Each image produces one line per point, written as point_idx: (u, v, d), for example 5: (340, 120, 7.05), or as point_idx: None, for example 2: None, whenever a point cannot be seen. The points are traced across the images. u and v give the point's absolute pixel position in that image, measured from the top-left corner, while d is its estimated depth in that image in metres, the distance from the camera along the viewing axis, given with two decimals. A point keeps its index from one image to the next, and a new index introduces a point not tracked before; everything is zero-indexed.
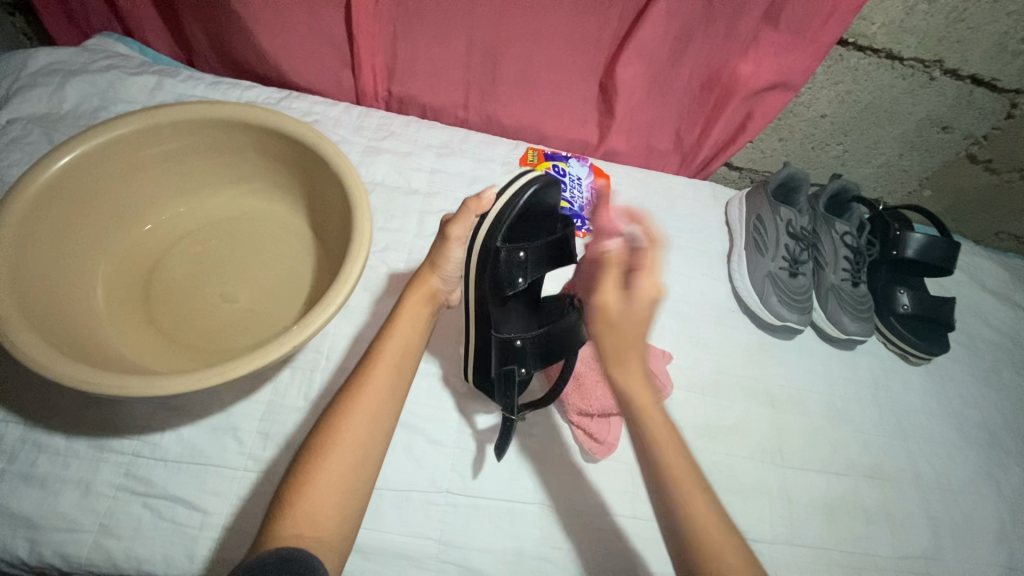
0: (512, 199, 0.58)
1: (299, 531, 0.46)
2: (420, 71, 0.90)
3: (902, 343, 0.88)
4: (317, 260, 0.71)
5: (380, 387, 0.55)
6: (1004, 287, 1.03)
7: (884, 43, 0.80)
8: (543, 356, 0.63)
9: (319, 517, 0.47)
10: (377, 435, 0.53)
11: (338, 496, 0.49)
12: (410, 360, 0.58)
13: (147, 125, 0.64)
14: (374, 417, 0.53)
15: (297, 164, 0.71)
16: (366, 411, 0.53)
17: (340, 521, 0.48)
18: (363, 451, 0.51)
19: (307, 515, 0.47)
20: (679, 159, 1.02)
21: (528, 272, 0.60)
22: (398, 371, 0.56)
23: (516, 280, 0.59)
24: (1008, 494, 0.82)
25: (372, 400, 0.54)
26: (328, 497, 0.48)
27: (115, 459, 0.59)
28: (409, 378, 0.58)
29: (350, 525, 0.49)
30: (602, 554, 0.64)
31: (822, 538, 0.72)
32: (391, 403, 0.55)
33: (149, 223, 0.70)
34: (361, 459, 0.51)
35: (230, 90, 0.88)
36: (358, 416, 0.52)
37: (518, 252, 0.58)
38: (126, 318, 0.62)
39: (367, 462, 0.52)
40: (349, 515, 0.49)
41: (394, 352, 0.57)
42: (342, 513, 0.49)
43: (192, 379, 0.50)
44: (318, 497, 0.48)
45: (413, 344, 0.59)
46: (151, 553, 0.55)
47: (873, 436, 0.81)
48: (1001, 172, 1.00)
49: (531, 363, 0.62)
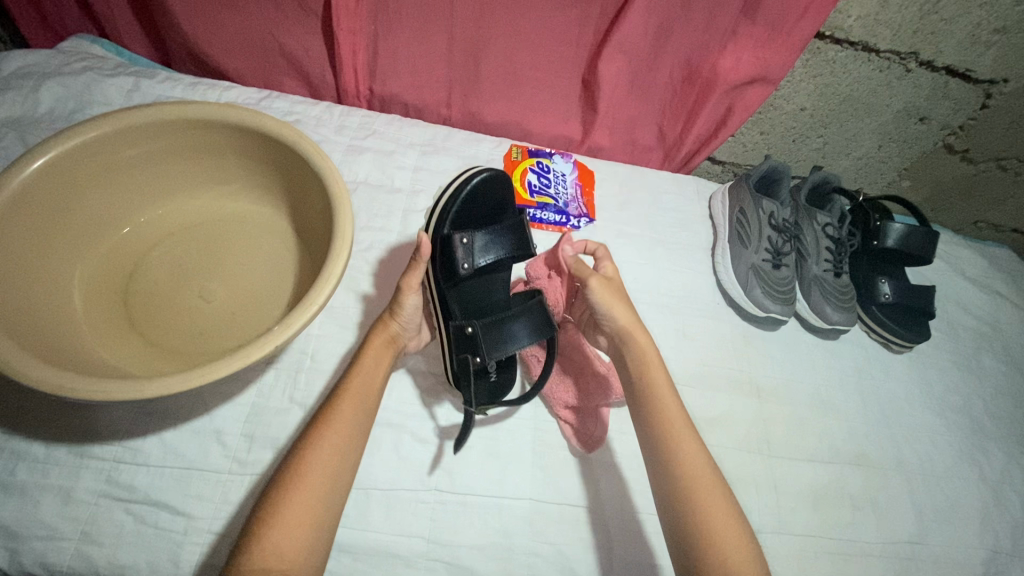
0: (450, 201, 0.67)
1: (266, 564, 0.45)
2: (402, 70, 0.89)
3: (885, 332, 0.89)
4: (300, 259, 0.71)
5: (347, 421, 0.55)
6: (981, 275, 1.05)
7: (860, 36, 0.81)
8: (498, 342, 0.61)
9: (288, 548, 0.46)
10: (343, 468, 0.53)
11: (309, 523, 0.48)
12: (374, 398, 0.59)
13: (120, 127, 0.62)
14: (344, 448, 0.53)
15: (278, 165, 0.71)
16: (335, 442, 0.53)
17: (308, 553, 0.47)
18: (332, 480, 0.51)
19: (276, 546, 0.46)
20: (662, 154, 1.03)
21: (474, 258, 0.64)
22: (365, 408, 0.57)
23: (462, 267, 0.64)
24: (991, 477, 0.83)
25: (340, 435, 0.54)
26: (296, 529, 0.47)
27: (96, 465, 0.58)
28: (373, 415, 0.58)
29: (315, 561, 0.48)
30: (592, 546, 0.64)
31: (809, 525, 0.72)
32: (358, 438, 0.55)
33: (128, 227, 0.69)
34: (328, 491, 0.51)
35: (209, 91, 0.88)
36: (324, 450, 0.52)
37: (460, 239, 0.64)
38: (103, 323, 0.61)
39: (333, 495, 0.51)
40: (317, 547, 0.48)
41: (358, 389, 0.58)
42: (313, 541, 0.48)
43: (172, 382, 0.49)
44: (289, 525, 0.47)
45: (376, 384, 0.59)
46: (134, 560, 0.54)
47: (857, 424, 0.82)
48: (978, 162, 1.02)
49: (486, 349, 0.61)
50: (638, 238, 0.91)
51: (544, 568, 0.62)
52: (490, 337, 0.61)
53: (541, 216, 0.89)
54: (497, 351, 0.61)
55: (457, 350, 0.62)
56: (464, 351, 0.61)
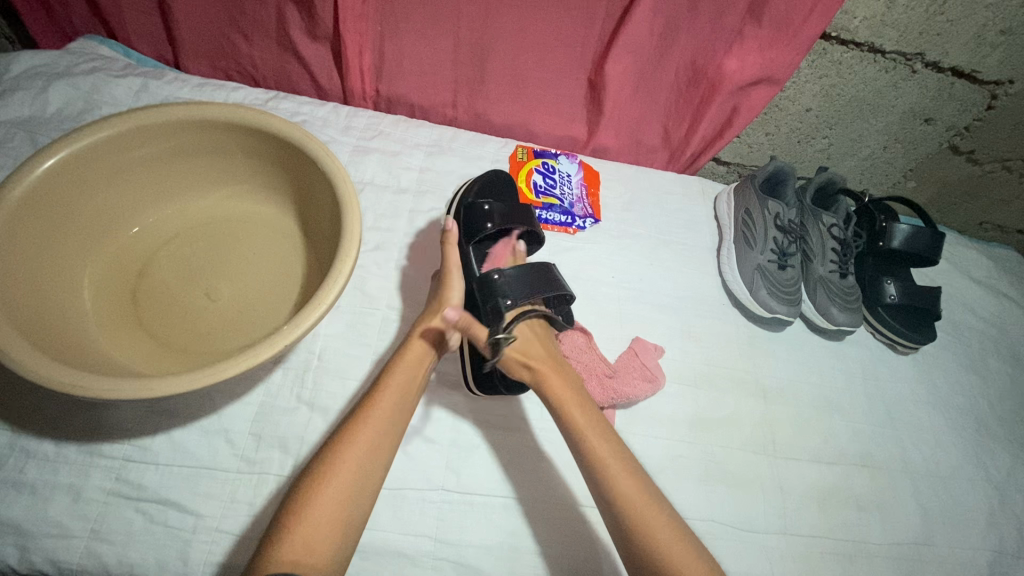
0: (461, 189, 0.77)
1: (294, 558, 0.46)
2: (408, 70, 0.89)
3: (890, 332, 0.89)
4: (307, 260, 0.71)
5: (385, 410, 0.56)
6: (987, 277, 1.05)
7: (866, 37, 0.82)
8: (524, 279, 0.65)
9: (315, 543, 0.47)
10: (377, 464, 0.53)
11: (337, 519, 0.49)
12: (413, 394, 0.59)
13: (130, 126, 0.63)
14: (379, 445, 0.54)
15: (286, 165, 0.71)
16: (371, 438, 0.53)
17: (335, 549, 0.48)
18: (365, 475, 0.52)
19: (305, 540, 0.47)
20: (667, 155, 1.03)
21: (495, 219, 0.72)
22: (404, 403, 0.58)
23: (483, 225, 0.71)
24: (997, 478, 0.83)
25: (373, 432, 0.54)
26: (327, 523, 0.48)
27: (106, 463, 0.58)
28: (411, 412, 0.59)
29: (343, 555, 0.49)
30: (597, 548, 0.64)
31: (815, 526, 0.72)
32: (393, 436, 0.55)
33: (137, 227, 0.69)
34: (359, 486, 0.51)
35: (217, 92, 0.88)
36: (359, 445, 0.53)
37: (482, 205, 0.72)
38: (112, 321, 0.62)
39: (366, 491, 0.51)
40: (345, 544, 0.49)
41: (398, 385, 0.58)
42: (339, 541, 0.48)
43: (182, 381, 0.50)
44: (317, 518, 0.48)
45: (414, 380, 0.60)
46: (142, 557, 0.54)
47: (863, 425, 0.82)
48: (983, 163, 1.02)
49: (516, 292, 0.65)
50: (644, 239, 0.92)
51: (549, 567, 0.62)
52: (522, 277, 0.66)
53: (546, 216, 0.89)
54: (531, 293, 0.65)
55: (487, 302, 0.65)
56: (493, 298, 0.64)
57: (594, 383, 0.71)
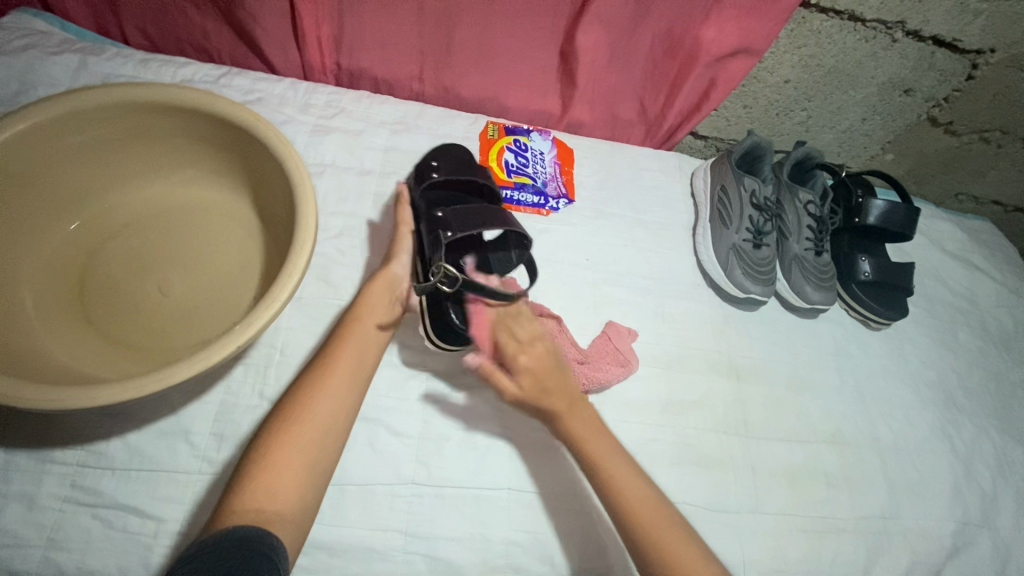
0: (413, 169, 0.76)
1: (259, 505, 0.48)
2: (370, 42, 0.85)
3: (864, 310, 0.89)
4: (264, 250, 0.68)
5: (345, 365, 0.59)
6: (961, 249, 1.05)
7: (846, 4, 0.79)
8: (464, 218, 0.64)
9: (279, 491, 0.49)
10: (340, 414, 0.56)
11: (302, 471, 0.51)
12: (373, 348, 0.62)
13: (53, 116, 0.58)
14: (339, 399, 0.56)
15: (236, 148, 0.67)
16: (331, 392, 0.56)
17: (301, 497, 0.50)
18: (327, 428, 0.54)
19: (269, 488, 0.49)
20: (643, 129, 1.00)
21: (442, 170, 0.70)
22: (362, 358, 0.60)
23: (431, 174, 0.70)
24: (961, 450, 0.84)
25: (336, 385, 0.57)
26: (291, 472, 0.51)
27: (60, 470, 0.56)
28: (371, 366, 0.61)
29: (309, 501, 0.51)
30: (572, 534, 0.64)
31: (785, 504, 0.73)
32: (352, 391, 0.57)
33: (77, 220, 0.64)
34: (323, 437, 0.54)
35: (164, 68, 0.82)
36: (322, 398, 0.55)
37: (430, 160, 0.72)
38: (58, 322, 0.59)
39: (329, 442, 0.54)
40: (309, 491, 0.51)
41: (357, 341, 0.61)
42: (303, 491, 0.51)
43: (132, 386, 0.48)
44: (281, 470, 0.50)
45: (375, 332, 0.63)
46: (104, 564, 0.53)
47: (834, 402, 0.83)
48: (960, 135, 1.01)
49: (455, 223, 0.64)
50: (618, 218, 0.90)
51: (522, 557, 0.62)
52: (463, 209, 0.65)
53: (518, 197, 0.86)
54: (470, 226, 0.64)
55: (428, 234, 0.65)
56: (434, 230, 0.64)
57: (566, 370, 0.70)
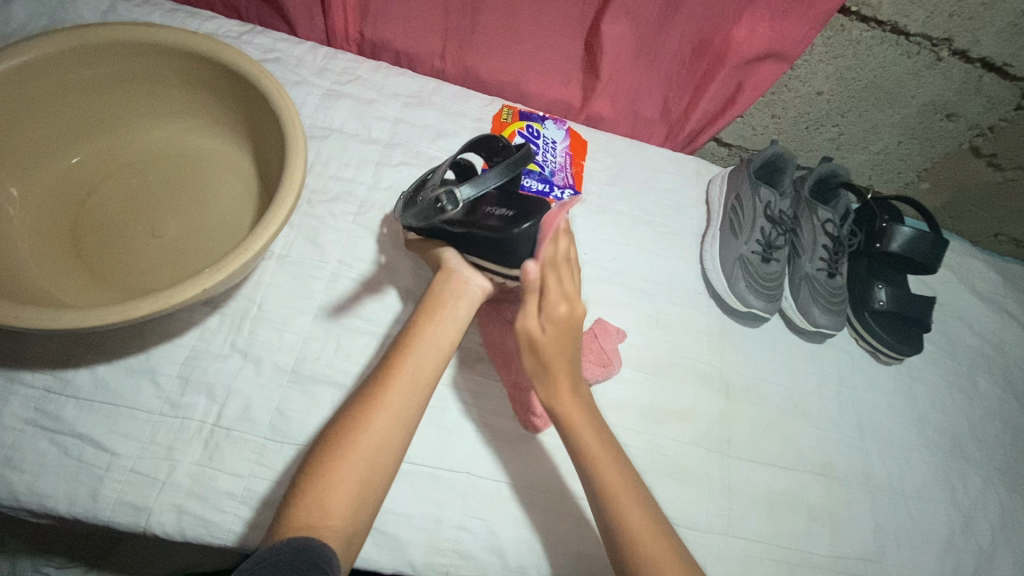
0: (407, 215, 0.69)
1: (311, 523, 0.47)
2: (394, 14, 0.84)
3: (874, 340, 0.84)
4: (257, 203, 0.67)
5: (407, 375, 0.55)
6: (993, 292, 0.98)
7: (889, 15, 0.74)
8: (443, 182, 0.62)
9: (334, 507, 0.48)
10: (398, 430, 0.52)
11: (354, 490, 0.49)
12: (442, 354, 0.58)
13: (56, 50, 0.60)
14: (396, 412, 0.53)
15: (240, 98, 0.67)
16: (392, 408, 0.53)
17: (353, 515, 0.49)
18: (385, 441, 0.51)
19: (322, 506, 0.48)
20: (665, 130, 0.96)
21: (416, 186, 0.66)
22: (423, 365, 0.56)
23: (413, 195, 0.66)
24: (963, 502, 0.79)
25: (399, 398, 0.53)
26: (347, 491, 0.49)
27: (27, 392, 0.57)
28: (438, 373, 0.57)
29: (364, 517, 0.50)
30: (525, 529, 0.62)
31: (759, 531, 0.70)
32: (415, 405, 0.54)
33: (79, 156, 0.65)
34: (379, 455, 0.51)
35: (189, 20, 0.83)
36: (382, 415, 0.52)
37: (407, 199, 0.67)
38: (47, 253, 0.59)
39: (387, 459, 0.51)
40: (362, 510, 0.50)
41: (421, 348, 0.57)
42: (356, 507, 0.49)
43: (92, 316, 0.48)
44: (334, 487, 0.48)
45: (444, 338, 0.58)
46: (53, 490, 0.54)
47: (828, 433, 0.78)
48: (1005, 169, 0.94)
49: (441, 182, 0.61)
50: (624, 216, 0.87)
51: (471, 544, 0.60)
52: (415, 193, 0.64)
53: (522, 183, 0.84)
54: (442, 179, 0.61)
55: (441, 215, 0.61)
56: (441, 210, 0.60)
57: None
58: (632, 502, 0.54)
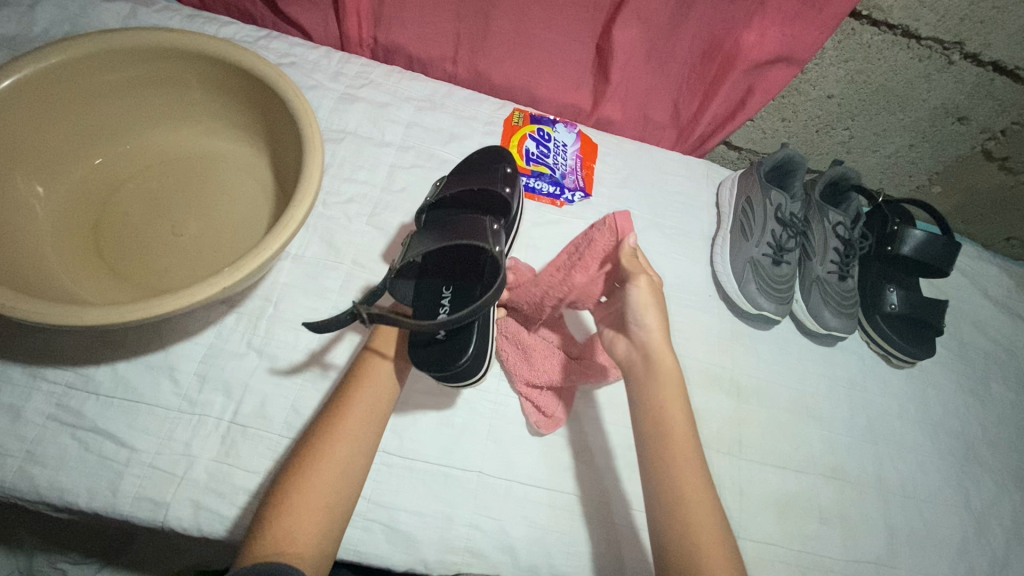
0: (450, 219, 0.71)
1: (280, 547, 0.47)
2: (408, 19, 0.85)
3: (887, 344, 0.83)
4: (274, 203, 0.69)
5: (359, 407, 0.56)
6: (1006, 296, 0.98)
7: (900, 19, 0.75)
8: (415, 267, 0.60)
9: (299, 534, 0.49)
10: (354, 460, 0.54)
11: (320, 515, 0.50)
12: (388, 389, 0.59)
13: (83, 54, 0.61)
14: (353, 441, 0.54)
15: (257, 101, 0.69)
16: (345, 441, 0.54)
17: (321, 537, 0.50)
18: (341, 473, 0.53)
19: (288, 533, 0.48)
20: (675, 133, 0.97)
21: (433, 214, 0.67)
22: (375, 397, 0.58)
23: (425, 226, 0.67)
24: (976, 507, 0.78)
25: (350, 432, 0.55)
26: (311, 518, 0.50)
27: (48, 388, 0.58)
28: (387, 407, 0.58)
29: (330, 541, 0.51)
30: (536, 528, 0.62)
31: (771, 533, 0.69)
32: (367, 436, 0.55)
33: (102, 157, 0.67)
34: (338, 483, 0.52)
35: (207, 25, 0.85)
36: (337, 447, 0.54)
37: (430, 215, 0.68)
38: (71, 250, 0.61)
39: (347, 486, 0.53)
40: (329, 533, 0.51)
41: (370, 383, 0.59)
42: (323, 531, 0.50)
43: (113, 314, 0.49)
44: (299, 513, 0.50)
45: (389, 373, 0.60)
46: (73, 484, 0.55)
47: (839, 436, 0.78)
48: (1018, 173, 0.94)
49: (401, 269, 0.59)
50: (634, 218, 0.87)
51: (482, 542, 0.61)
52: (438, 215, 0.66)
53: (533, 185, 0.85)
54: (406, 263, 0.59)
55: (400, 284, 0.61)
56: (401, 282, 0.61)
57: (551, 360, 0.69)
58: (695, 470, 0.54)
